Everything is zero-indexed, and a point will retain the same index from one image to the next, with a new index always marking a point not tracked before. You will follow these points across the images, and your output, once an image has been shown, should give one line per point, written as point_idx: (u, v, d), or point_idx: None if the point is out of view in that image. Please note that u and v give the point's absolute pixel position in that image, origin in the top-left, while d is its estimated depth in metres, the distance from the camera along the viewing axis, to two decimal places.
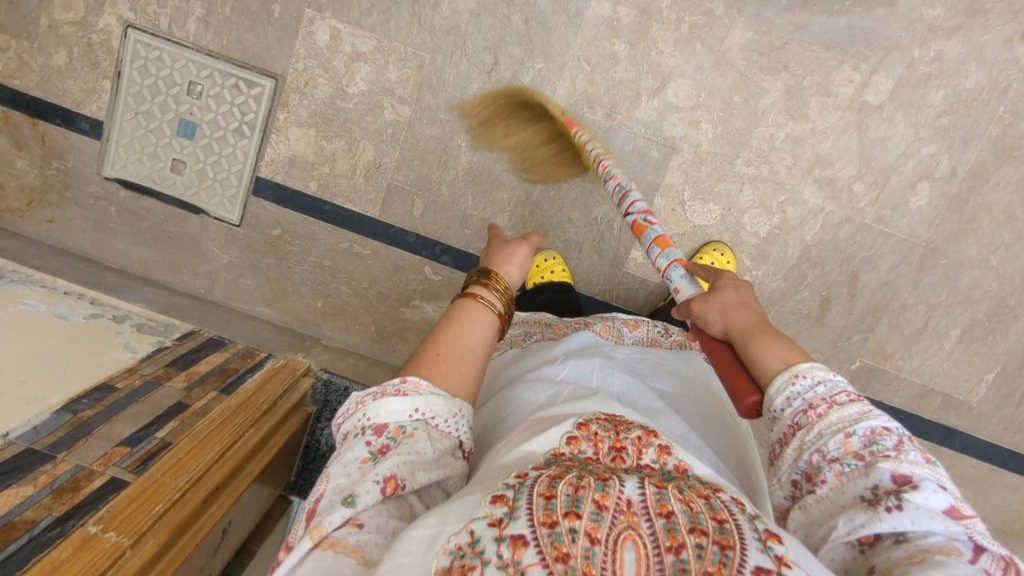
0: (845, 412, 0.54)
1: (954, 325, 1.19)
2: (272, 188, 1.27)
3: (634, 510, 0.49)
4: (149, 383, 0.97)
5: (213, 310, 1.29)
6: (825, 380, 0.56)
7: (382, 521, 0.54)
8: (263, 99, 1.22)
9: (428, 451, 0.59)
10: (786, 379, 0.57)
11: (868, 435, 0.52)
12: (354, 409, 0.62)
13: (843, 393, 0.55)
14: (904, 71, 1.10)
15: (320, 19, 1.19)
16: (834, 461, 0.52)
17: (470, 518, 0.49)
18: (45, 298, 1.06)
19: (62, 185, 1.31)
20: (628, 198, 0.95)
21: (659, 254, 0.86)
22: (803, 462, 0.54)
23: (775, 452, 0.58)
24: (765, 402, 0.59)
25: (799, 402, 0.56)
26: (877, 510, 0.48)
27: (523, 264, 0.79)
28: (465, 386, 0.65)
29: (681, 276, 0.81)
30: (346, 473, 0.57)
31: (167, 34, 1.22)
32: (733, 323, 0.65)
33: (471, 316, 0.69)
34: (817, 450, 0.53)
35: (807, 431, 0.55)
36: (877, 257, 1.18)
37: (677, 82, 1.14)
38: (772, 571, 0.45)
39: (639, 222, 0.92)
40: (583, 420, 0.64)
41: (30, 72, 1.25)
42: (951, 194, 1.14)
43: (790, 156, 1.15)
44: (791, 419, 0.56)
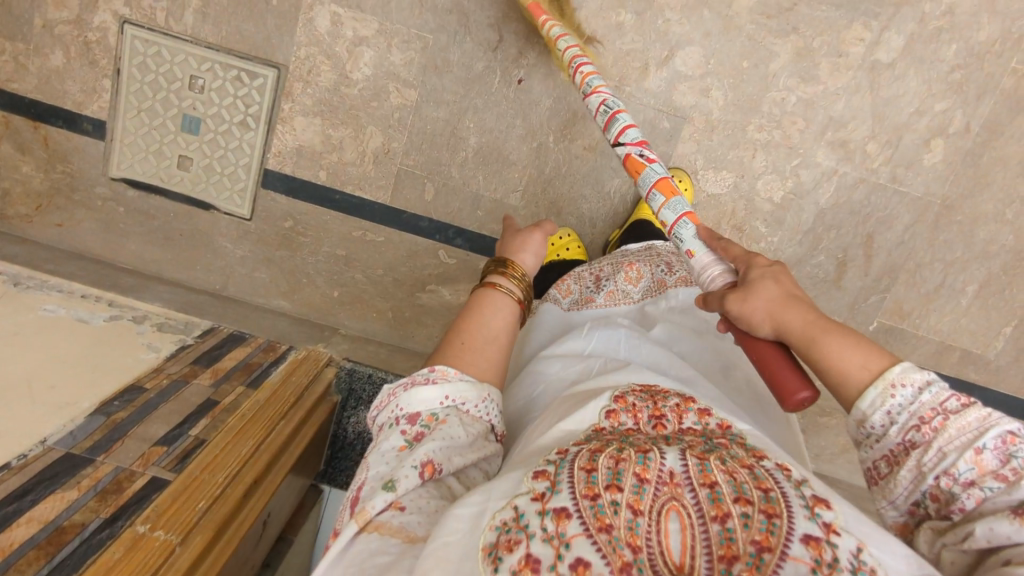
0: (966, 422, 0.51)
1: (970, 281, 1.19)
2: (280, 180, 1.26)
3: (677, 481, 0.50)
4: (177, 381, 0.97)
5: (228, 305, 1.30)
6: (928, 386, 0.54)
7: (423, 503, 0.54)
8: (266, 90, 1.21)
9: (462, 436, 0.60)
10: (882, 392, 0.55)
11: (999, 447, 0.50)
12: (387, 401, 0.63)
13: (954, 399, 0.52)
14: (916, 27, 1.09)
15: (320, 5, 1.17)
16: (970, 486, 0.51)
17: (513, 494, 0.51)
18: (64, 302, 1.06)
19: (68, 188, 1.30)
20: (614, 124, 0.87)
21: (663, 205, 0.77)
22: (928, 485, 0.53)
23: (880, 471, 0.56)
24: (855, 418, 0.57)
25: (908, 417, 0.54)
26: (1022, 521, 0.46)
27: (538, 249, 0.82)
28: (491, 371, 0.66)
29: (691, 238, 0.72)
30: (385, 461, 0.57)
31: (164, 28, 1.20)
32: (790, 325, 0.60)
33: (491, 304, 0.72)
34: (946, 473, 0.51)
35: (925, 450, 0.53)
36: (892, 217, 1.17)
37: (686, 50, 1.13)
38: (821, 539, 0.45)
39: (634, 157, 0.83)
40: (619, 392, 0.64)
41: (29, 75, 1.24)
42: (965, 149, 1.13)
43: (802, 120, 1.14)
44: (900, 438, 0.54)
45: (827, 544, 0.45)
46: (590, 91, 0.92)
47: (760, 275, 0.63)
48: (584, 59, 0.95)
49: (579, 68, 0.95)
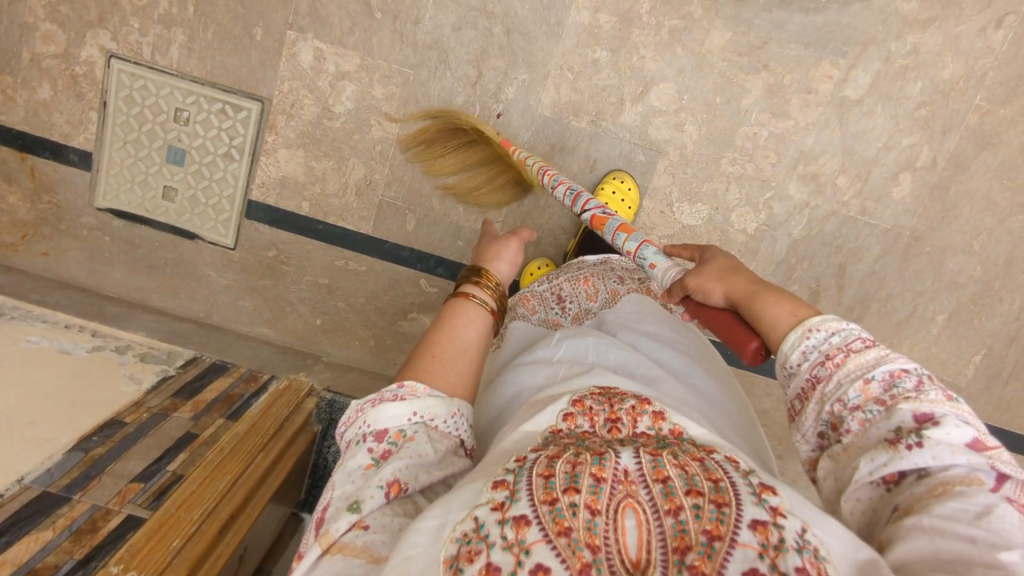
0: (863, 359, 0.54)
1: (940, 310, 1.22)
2: (264, 210, 1.28)
3: (631, 479, 0.51)
4: (157, 415, 0.99)
5: (212, 334, 1.31)
6: (839, 331, 0.56)
7: (387, 521, 0.55)
8: (250, 123, 1.24)
9: (429, 453, 0.60)
10: (800, 335, 0.58)
11: (887, 379, 0.52)
12: (354, 417, 0.62)
13: (858, 340, 0.55)
14: (882, 65, 1.12)
15: (303, 40, 1.19)
16: (856, 409, 0.53)
17: (473, 505, 0.49)
18: (48, 333, 1.10)
19: (54, 218, 1.32)
20: (579, 199, 1.01)
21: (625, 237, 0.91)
22: (826, 413, 0.55)
23: (796, 408, 0.58)
24: (778, 358, 0.60)
25: (817, 354, 0.57)
26: (897, 449, 0.49)
27: (513, 258, 0.82)
28: (462, 384, 0.66)
29: (654, 253, 0.87)
30: (351, 481, 0.57)
31: (150, 62, 1.22)
32: (735, 288, 0.68)
33: (464, 315, 0.71)
34: (839, 400, 0.54)
35: (827, 382, 0.55)
36: (863, 248, 1.20)
37: (661, 86, 1.16)
38: (769, 522, 0.46)
39: (598, 215, 0.98)
40: (577, 396, 0.65)
41: (16, 107, 1.26)
42: (932, 183, 1.16)
43: (774, 154, 1.17)
44: (809, 374, 0.57)
45: (775, 527, 0.46)
46: (554, 185, 1.05)
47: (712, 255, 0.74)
48: (547, 165, 1.08)
49: (545, 174, 1.07)
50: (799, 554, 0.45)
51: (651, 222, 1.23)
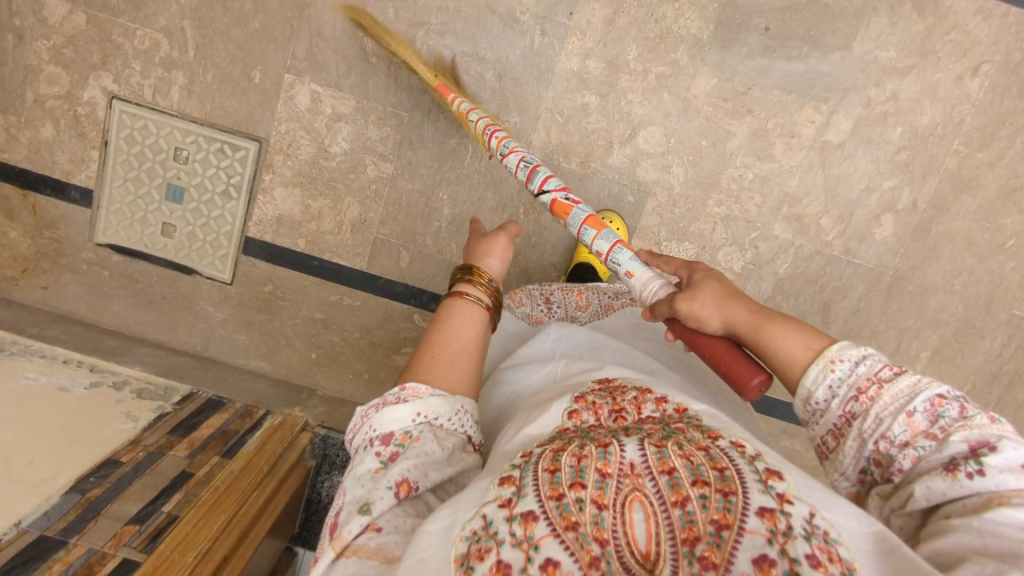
0: (897, 389, 0.55)
1: (924, 347, 1.24)
2: (261, 247, 1.30)
3: (637, 471, 0.51)
4: (153, 454, 1.01)
5: (209, 368, 1.33)
6: (863, 360, 0.58)
7: (400, 521, 0.56)
8: (248, 162, 1.27)
9: (437, 451, 0.60)
10: (824, 367, 0.59)
11: (930, 408, 0.53)
12: (361, 424, 0.64)
13: (887, 369, 0.56)
14: (862, 111, 1.15)
15: (300, 83, 1.22)
16: (905, 446, 0.54)
17: (481, 502, 0.51)
18: (45, 369, 1.13)
19: (55, 253, 1.34)
20: (535, 176, 0.90)
21: (596, 236, 0.80)
22: (870, 451, 0.56)
23: (828, 445, 0.59)
24: (801, 395, 0.61)
25: (845, 390, 0.58)
26: (956, 477, 0.50)
27: (503, 254, 0.81)
28: (463, 383, 0.67)
29: (629, 259, 0.77)
30: (361, 484, 0.58)
31: (151, 103, 1.26)
32: (736, 318, 0.65)
33: (461, 316, 0.72)
34: (884, 437, 0.54)
35: (864, 418, 0.56)
36: (847, 286, 1.23)
37: (648, 130, 1.19)
38: (775, 510, 0.47)
39: (560, 202, 0.87)
40: (580, 393, 0.66)
41: (19, 145, 1.29)
42: (913, 224, 1.19)
43: (759, 195, 1.20)
44: (842, 410, 0.58)
45: (781, 514, 0.46)
46: (504, 152, 0.95)
47: (703, 277, 0.70)
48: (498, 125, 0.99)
49: (494, 137, 0.97)
50: (807, 541, 0.45)
51: None
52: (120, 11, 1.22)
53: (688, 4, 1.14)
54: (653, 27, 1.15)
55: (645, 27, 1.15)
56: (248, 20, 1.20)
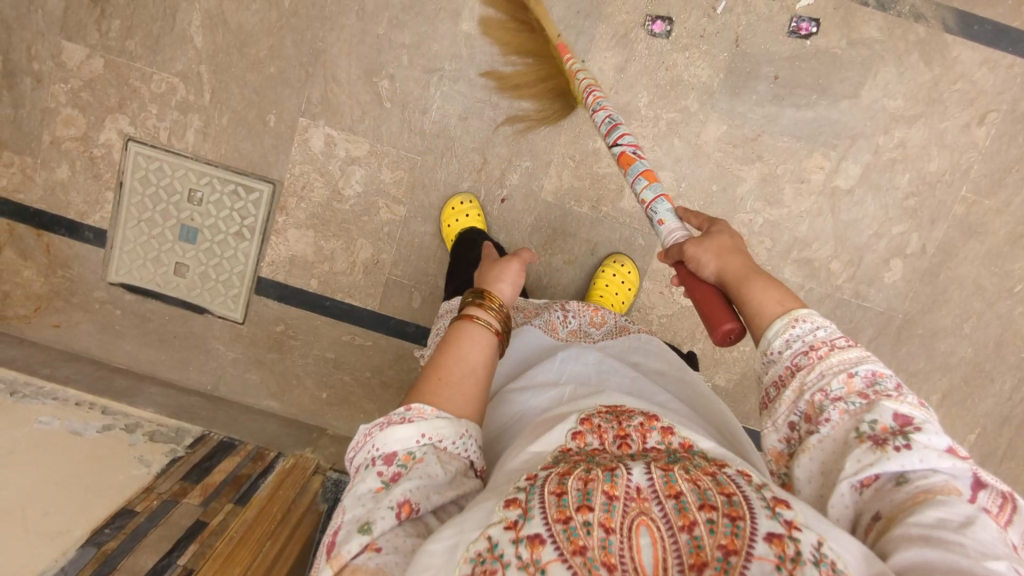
0: (847, 355, 0.57)
1: (934, 391, 1.25)
2: (274, 287, 1.31)
3: (644, 496, 0.51)
4: (167, 502, 1.01)
5: (220, 408, 1.33)
6: (823, 326, 0.60)
7: (399, 541, 0.56)
8: (261, 204, 1.28)
9: (440, 474, 0.60)
10: (787, 323, 0.61)
11: (869, 376, 0.56)
12: (364, 442, 0.63)
13: (842, 338, 0.59)
14: (871, 157, 1.17)
15: (315, 126, 1.24)
16: (838, 400, 0.56)
17: (486, 524, 0.51)
18: (58, 412, 1.14)
19: (68, 291, 1.35)
20: (613, 129, 0.93)
21: (646, 185, 0.85)
22: (804, 401, 0.58)
23: (771, 395, 0.61)
24: (761, 346, 0.63)
25: (800, 344, 0.60)
26: (884, 450, 0.51)
27: (515, 278, 0.83)
28: (469, 406, 0.67)
29: (666, 211, 0.83)
30: (361, 504, 0.58)
31: (166, 145, 1.27)
32: (729, 267, 0.69)
33: (470, 336, 0.72)
34: (821, 390, 0.57)
35: (808, 371, 0.58)
36: (857, 329, 1.24)
37: (659, 174, 1.20)
38: (784, 536, 0.47)
39: (626, 152, 0.91)
40: (585, 415, 0.66)
41: (34, 186, 1.30)
42: (922, 268, 1.20)
43: (769, 239, 1.21)
44: (790, 361, 0.60)
45: (790, 540, 0.47)
46: (596, 107, 0.98)
47: (719, 230, 0.74)
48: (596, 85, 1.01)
49: (590, 93, 0.99)
50: (816, 567, 0.45)
51: (651, 301, 1.27)
52: (138, 56, 1.23)
53: (698, 53, 1.15)
54: (664, 75, 1.16)
55: (656, 75, 1.16)
56: (264, 65, 1.22)
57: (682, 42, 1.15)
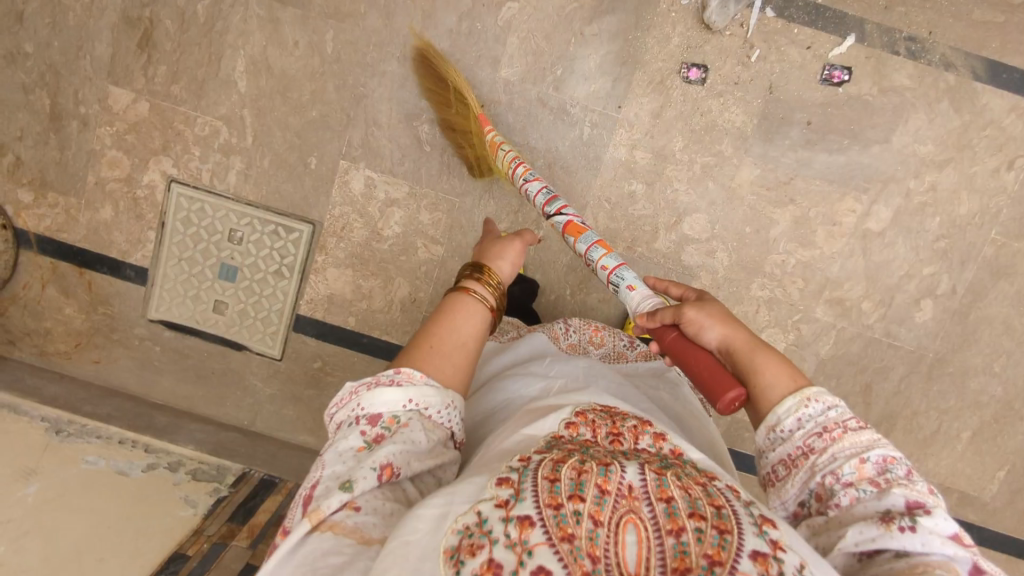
0: (858, 437, 0.59)
1: (964, 428, 1.28)
2: (312, 324, 1.33)
3: (635, 494, 0.53)
4: (216, 545, 1.02)
5: (257, 443, 1.35)
6: (834, 406, 0.62)
7: (378, 504, 0.58)
8: (301, 243, 1.30)
9: (422, 441, 0.63)
10: (799, 402, 0.62)
11: (880, 462, 0.57)
12: (348, 399, 0.65)
13: (853, 419, 0.60)
14: (902, 201, 1.19)
15: (355, 169, 1.26)
16: (848, 485, 0.57)
17: (476, 500, 0.52)
18: (103, 451, 1.15)
19: (108, 328, 1.37)
20: (553, 201, 0.97)
21: (605, 253, 0.88)
22: (815, 482, 0.59)
23: (778, 472, 0.63)
24: (767, 421, 0.64)
25: (812, 425, 0.61)
26: (888, 529, 0.53)
27: (516, 259, 0.82)
28: (456, 378, 0.69)
29: (633, 277, 0.84)
30: (342, 461, 0.60)
31: (208, 186, 1.29)
32: (735, 338, 0.69)
33: (464, 310, 0.74)
34: (832, 473, 0.58)
35: (820, 453, 0.60)
36: (888, 367, 1.26)
37: (693, 217, 1.23)
38: (769, 554, 0.49)
39: (574, 223, 0.94)
40: (580, 408, 0.68)
41: (78, 226, 1.32)
42: (952, 308, 1.23)
43: (801, 280, 1.24)
44: (802, 442, 0.61)
45: (774, 560, 0.49)
46: (527, 180, 1.03)
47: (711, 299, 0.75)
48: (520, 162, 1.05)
49: (517, 167, 1.04)
50: None
51: None
52: (183, 100, 1.26)
53: (733, 99, 1.18)
54: (699, 120, 1.19)
55: (690, 121, 1.19)
56: (306, 109, 1.24)
57: (717, 89, 1.17)
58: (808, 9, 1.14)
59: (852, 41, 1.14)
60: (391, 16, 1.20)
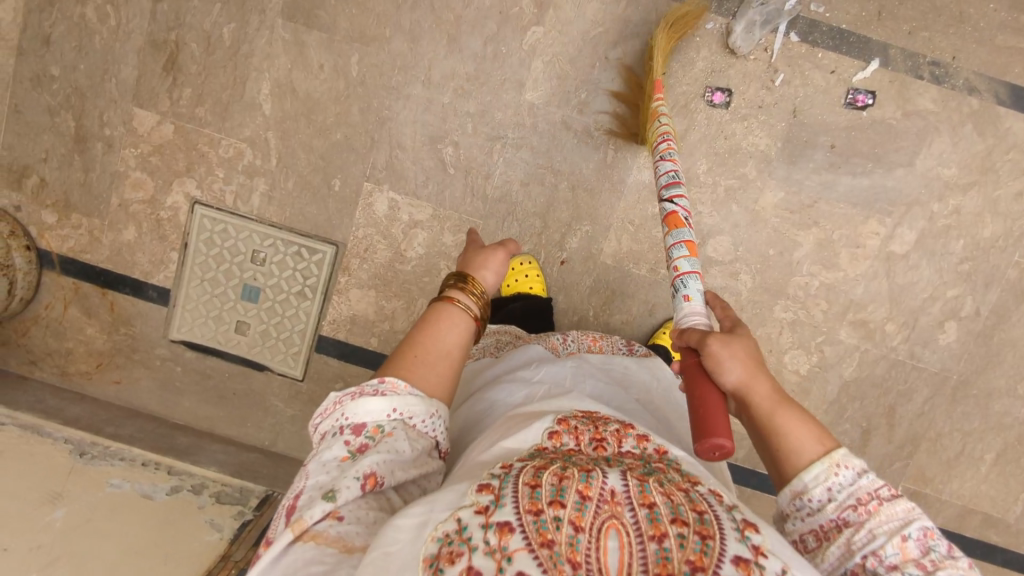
0: (894, 510, 0.59)
1: (988, 450, 1.28)
2: (333, 344, 1.33)
3: (617, 500, 0.53)
4: (245, 570, 1.03)
5: (279, 464, 1.35)
6: (864, 473, 0.62)
7: (361, 514, 0.59)
8: (324, 264, 1.30)
9: (407, 450, 0.63)
10: (828, 469, 0.62)
11: (920, 538, 0.58)
12: (332, 409, 0.65)
13: (886, 489, 0.60)
14: (925, 224, 1.19)
15: (379, 191, 1.27)
16: (893, 567, 0.57)
17: (457, 506, 0.53)
18: (127, 474, 1.14)
19: (129, 348, 1.37)
20: (671, 186, 0.93)
21: (687, 256, 0.86)
22: (855, 563, 0.58)
23: (811, 545, 0.62)
24: (794, 488, 0.63)
25: (846, 497, 0.61)
26: None
27: (499, 268, 0.82)
28: (441, 387, 0.70)
29: (695, 290, 0.82)
30: (325, 470, 0.60)
31: (231, 208, 1.29)
32: (757, 385, 0.67)
33: (448, 318, 0.74)
34: (874, 552, 0.58)
35: (856, 528, 0.59)
36: (912, 390, 1.26)
37: (716, 239, 1.23)
38: (749, 560, 0.50)
39: (678, 215, 0.90)
40: (562, 416, 0.68)
41: (101, 247, 1.33)
42: (976, 330, 1.23)
43: (825, 302, 1.24)
44: (835, 514, 0.61)
45: (755, 565, 0.50)
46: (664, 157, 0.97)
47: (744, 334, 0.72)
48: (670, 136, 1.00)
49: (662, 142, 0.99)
50: None
51: None
52: (207, 122, 1.26)
53: (757, 122, 1.18)
54: (722, 143, 1.19)
55: (714, 143, 1.19)
56: (331, 132, 1.25)
57: (741, 112, 1.18)
58: (833, 33, 1.15)
59: (876, 65, 1.15)
60: (416, 40, 1.20)
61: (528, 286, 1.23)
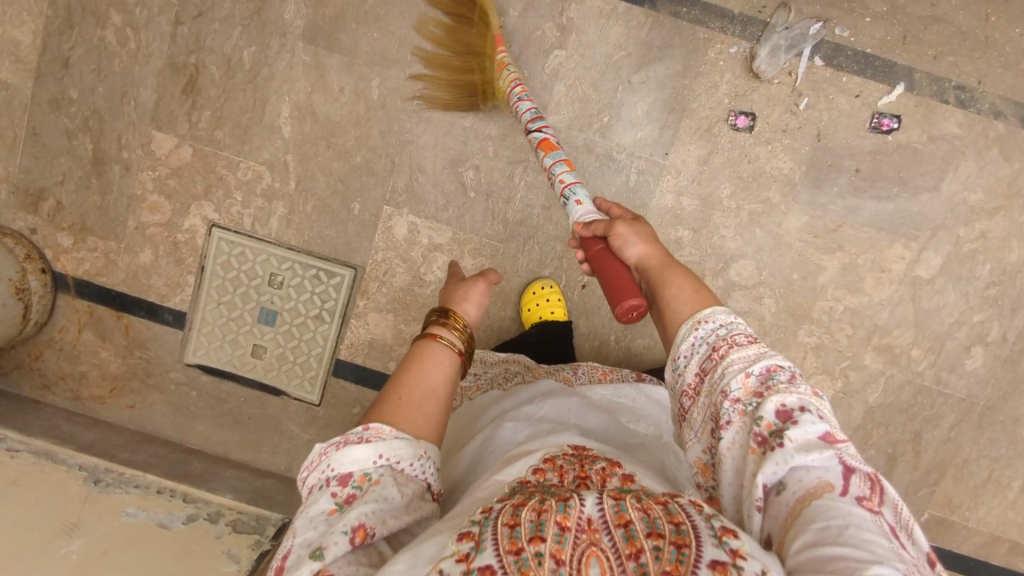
0: (744, 352, 0.62)
1: (1015, 476, 1.26)
2: (351, 368, 1.32)
3: (595, 527, 0.52)
4: None
5: (295, 491, 1.32)
6: (725, 324, 0.65)
7: (352, 570, 0.55)
8: (342, 288, 1.29)
9: (396, 497, 0.60)
10: (692, 325, 0.67)
11: (763, 373, 0.61)
12: (317, 461, 0.62)
13: (741, 335, 0.64)
14: (951, 248, 1.18)
15: (399, 215, 1.26)
16: (736, 401, 0.60)
17: (438, 558, 0.51)
18: (142, 501, 1.11)
19: (143, 372, 1.36)
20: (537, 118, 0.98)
21: (567, 170, 0.91)
22: (713, 404, 0.62)
23: (684, 406, 0.66)
24: (673, 347, 0.68)
25: (705, 346, 0.65)
26: (767, 455, 0.56)
27: (481, 300, 0.81)
28: (429, 426, 0.67)
29: (583, 195, 0.87)
30: (313, 526, 0.57)
31: (249, 231, 1.28)
32: (652, 256, 0.75)
33: (430, 355, 0.72)
34: (721, 391, 0.61)
35: (713, 373, 0.63)
36: (938, 416, 1.24)
37: (740, 262, 1.22)
38: (727, 564, 0.48)
39: (549, 140, 0.96)
40: (550, 454, 0.68)
41: (117, 269, 1.31)
42: (1003, 355, 1.21)
43: (849, 327, 1.22)
44: (697, 366, 0.65)
45: (733, 569, 0.48)
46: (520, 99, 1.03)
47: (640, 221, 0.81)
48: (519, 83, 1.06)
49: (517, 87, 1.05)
50: None
51: None
52: (226, 145, 1.25)
53: (781, 146, 1.17)
54: (746, 167, 1.18)
55: (738, 167, 1.19)
56: (351, 155, 1.24)
57: (765, 136, 1.17)
58: (857, 57, 1.14)
59: (901, 89, 1.14)
60: None
61: (549, 311, 1.22)
